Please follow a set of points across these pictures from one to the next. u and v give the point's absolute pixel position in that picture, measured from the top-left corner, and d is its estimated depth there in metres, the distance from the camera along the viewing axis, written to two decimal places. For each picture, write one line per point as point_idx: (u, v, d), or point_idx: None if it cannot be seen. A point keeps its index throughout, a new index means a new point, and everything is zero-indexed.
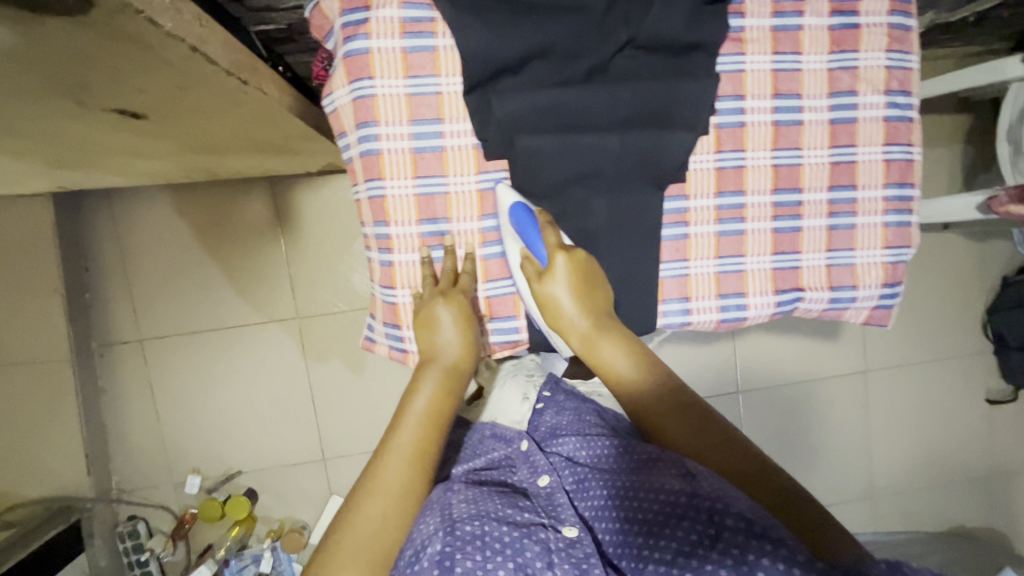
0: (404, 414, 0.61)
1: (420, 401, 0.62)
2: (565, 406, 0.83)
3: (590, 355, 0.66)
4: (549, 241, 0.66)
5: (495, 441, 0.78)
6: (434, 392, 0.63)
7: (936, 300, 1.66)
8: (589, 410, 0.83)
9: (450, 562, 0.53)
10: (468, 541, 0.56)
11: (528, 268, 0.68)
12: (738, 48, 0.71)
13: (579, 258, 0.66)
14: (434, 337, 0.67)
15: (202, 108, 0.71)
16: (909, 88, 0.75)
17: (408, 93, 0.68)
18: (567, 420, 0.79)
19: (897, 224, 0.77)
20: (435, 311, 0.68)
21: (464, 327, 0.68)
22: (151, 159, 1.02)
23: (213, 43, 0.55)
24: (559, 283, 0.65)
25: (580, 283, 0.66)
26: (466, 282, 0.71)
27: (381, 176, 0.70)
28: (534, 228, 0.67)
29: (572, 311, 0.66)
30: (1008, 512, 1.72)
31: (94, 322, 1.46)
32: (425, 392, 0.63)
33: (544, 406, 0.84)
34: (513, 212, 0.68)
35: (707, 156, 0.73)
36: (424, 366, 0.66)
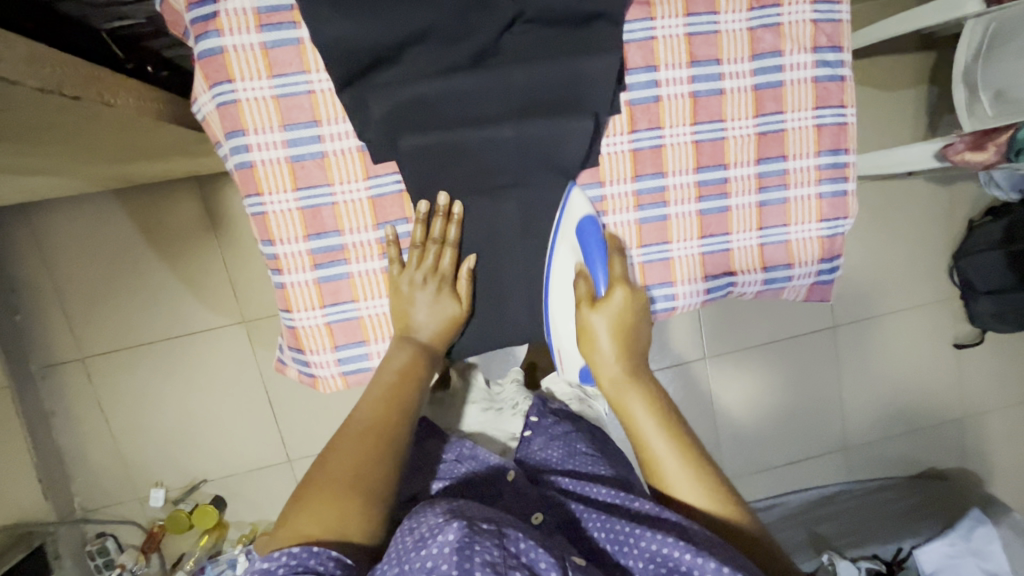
0: (382, 373, 0.64)
1: (396, 361, 0.64)
2: (555, 433, 0.79)
3: (616, 400, 0.64)
4: (612, 271, 0.67)
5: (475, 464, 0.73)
6: (405, 359, 0.64)
7: (904, 249, 1.62)
8: (579, 435, 0.80)
9: (471, 552, 0.46)
10: (486, 534, 0.49)
11: (580, 288, 0.66)
12: (646, 13, 0.64)
13: (635, 298, 0.67)
14: (404, 311, 0.66)
15: (49, 128, 0.63)
16: (840, 44, 0.68)
17: (276, 95, 0.61)
18: (558, 454, 0.76)
19: (832, 194, 0.71)
20: (414, 293, 0.65)
21: (441, 304, 0.66)
22: (40, 175, 0.94)
23: (9, 59, 0.46)
24: (606, 316, 0.65)
25: (624, 327, 0.65)
26: (445, 266, 0.65)
27: (258, 191, 0.63)
28: (602, 249, 0.66)
29: (607, 350, 0.65)
30: (977, 451, 1.75)
31: (29, 344, 1.39)
32: (403, 350, 0.65)
33: (531, 433, 0.80)
34: (581, 227, 0.66)
35: (621, 138, 0.67)
36: (400, 336, 0.66)
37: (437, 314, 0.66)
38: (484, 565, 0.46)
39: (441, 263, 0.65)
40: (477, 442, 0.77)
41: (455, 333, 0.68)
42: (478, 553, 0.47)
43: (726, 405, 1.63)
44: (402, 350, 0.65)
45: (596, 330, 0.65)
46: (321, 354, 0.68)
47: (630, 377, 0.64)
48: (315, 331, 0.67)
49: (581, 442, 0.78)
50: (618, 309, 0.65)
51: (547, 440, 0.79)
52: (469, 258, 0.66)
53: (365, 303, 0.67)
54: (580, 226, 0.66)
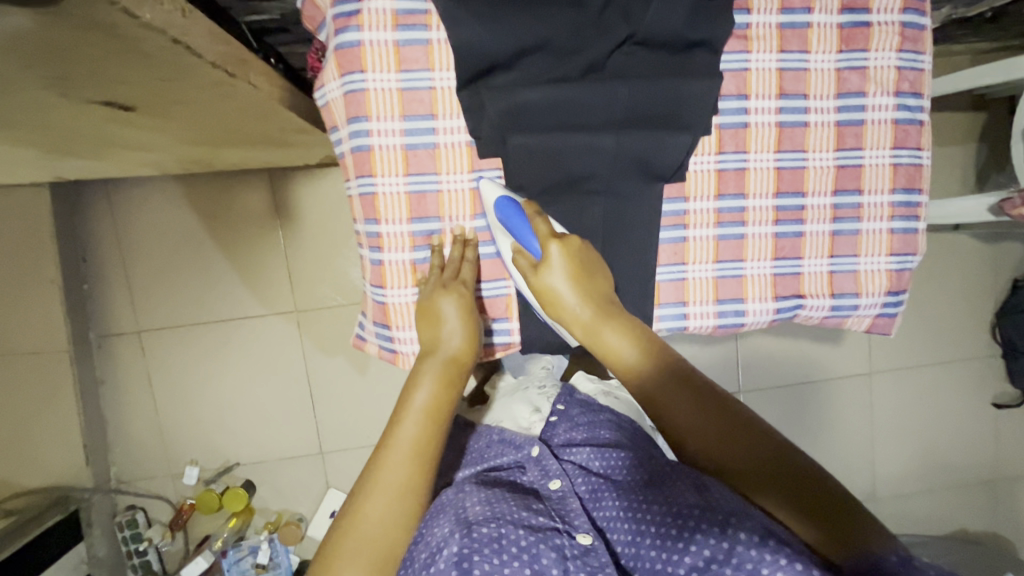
0: (405, 409, 0.61)
1: (420, 396, 0.62)
2: (578, 421, 0.84)
3: (596, 345, 0.63)
4: (539, 232, 0.64)
5: (503, 446, 0.80)
6: (434, 386, 0.62)
7: (946, 302, 1.63)
8: (603, 422, 0.84)
9: (469, 563, 0.54)
10: (485, 543, 0.56)
11: (523, 262, 0.66)
12: (742, 46, 0.69)
13: (574, 245, 0.64)
14: (436, 331, 0.67)
15: (191, 101, 0.69)
16: (920, 90, 0.72)
17: (400, 89, 0.66)
18: (581, 435, 0.81)
19: (903, 230, 0.75)
20: (437, 304, 0.67)
21: (467, 319, 0.68)
22: (148, 150, 1.02)
23: (196, 34, 0.53)
24: (556, 273, 0.63)
25: (576, 269, 0.64)
26: (468, 274, 0.70)
27: (371, 174, 0.68)
28: (522, 219, 0.65)
29: (572, 301, 0.63)
30: (1012, 518, 1.70)
31: (92, 312, 1.46)
32: (425, 386, 0.63)
33: (557, 419, 0.86)
34: (497, 207, 0.66)
35: (708, 158, 0.71)
36: (425, 358, 0.66)
37: (464, 329, 0.68)
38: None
39: (463, 272, 0.70)
40: (504, 429, 0.85)
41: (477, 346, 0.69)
42: (477, 563, 0.54)
43: None
44: (428, 368, 0.64)
45: (559, 291, 0.64)
46: (407, 331, 0.72)
47: (600, 317, 0.63)
48: (404, 308, 0.71)
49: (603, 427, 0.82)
50: (560, 261, 0.63)
51: (570, 426, 0.84)
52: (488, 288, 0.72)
53: None
54: (496, 207, 0.66)
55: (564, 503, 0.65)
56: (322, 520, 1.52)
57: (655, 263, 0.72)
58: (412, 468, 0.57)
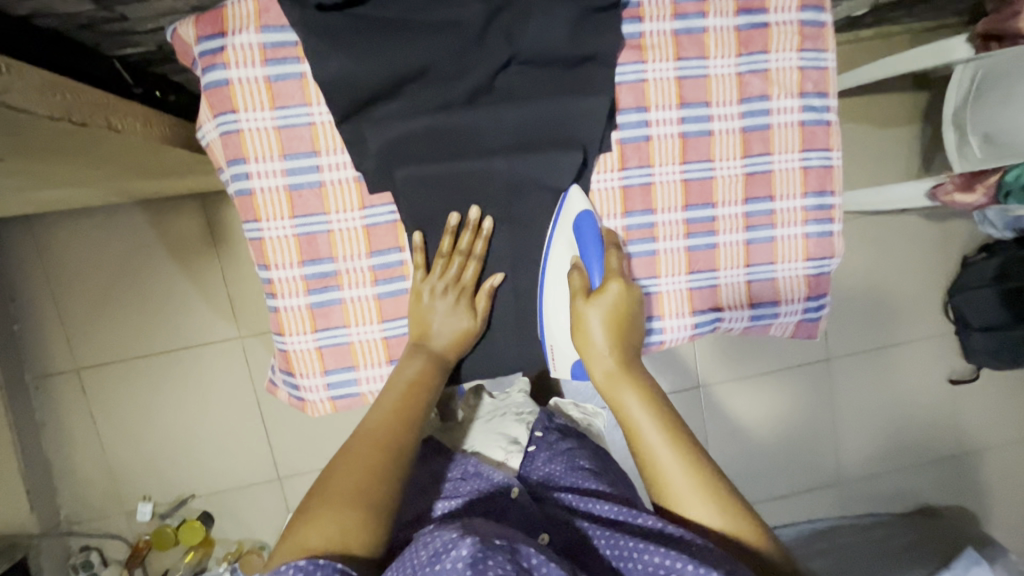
0: (393, 382, 0.63)
1: (408, 370, 0.63)
2: (557, 449, 0.80)
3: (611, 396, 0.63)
4: (610, 265, 0.66)
5: (478, 480, 0.72)
6: (421, 367, 0.64)
7: (899, 283, 1.64)
8: (581, 453, 0.80)
9: (485, 569, 0.44)
10: (499, 551, 0.47)
11: (574, 281, 0.65)
12: (637, 57, 0.66)
13: (632, 293, 0.66)
14: (427, 320, 0.66)
15: (57, 148, 0.65)
16: (825, 89, 0.70)
17: (277, 126, 0.63)
18: (561, 469, 0.76)
19: (818, 234, 0.72)
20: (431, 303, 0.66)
21: (456, 315, 0.66)
22: (49, 189, 0.97)
23: (21, 89, 0.48)
24: (601, 308, 0.64)
25: (620, 320, 0.65)
26: (468, 275, 0.66)
27: (256, 218, 0.64)
28: (598, 246, 0.66)
29: (600, 344, 0.64)
30: (973, 489, 1.73)
31: (25, 353, 1.40)
32: (415, 363, 0.64)
33: (536, 449, 0.80)
34: (580, 220, 0.66)
35: (611, 174, 0.68)
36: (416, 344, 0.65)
37: (453, 324, 0.66)
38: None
39: (464, 273, 0.66)
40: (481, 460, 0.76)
41: (467, 346, 0.67)
42: (493, 568, 0.45)
43: (719, 434, 1.62)
44: (415, 358, 0.64)
45: (628, 405, 0.62)
46: (311, 378, 0.69)
47: (623, 375, 0.63)
48: (305, 355, 0.68)
49: (582, 458, 0.79)
50: (611, 303, 0.64)
51: (549, 457, 0.78)
52: (493, 275, 0.67)
53: (356, 328, 0.68)
54: (578, 221, 0.66)
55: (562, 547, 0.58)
56: None
57: None
58: (391, 438, 0.57)
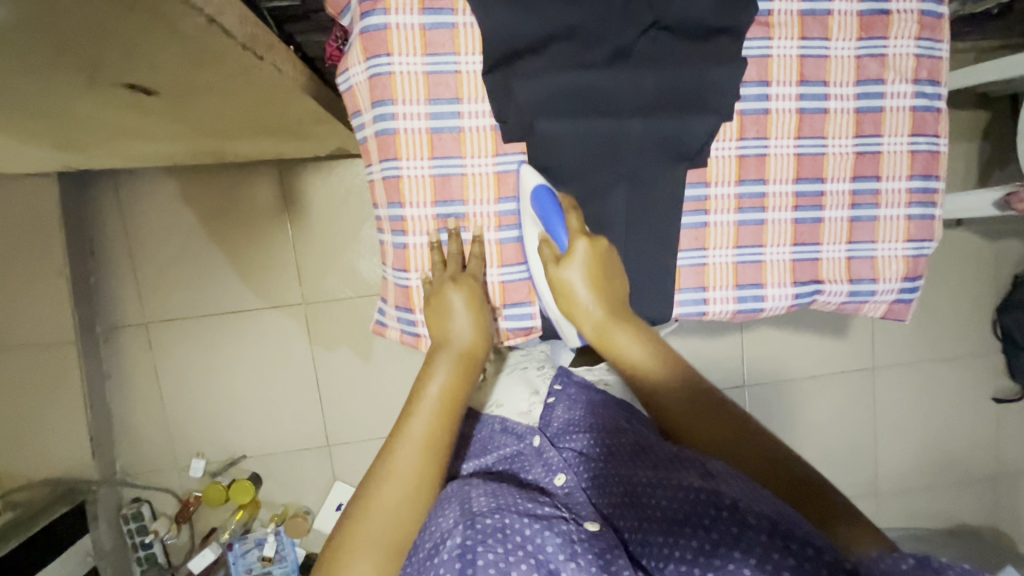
0: (419, 399, 0.62)
1: (434, 385, 0.62)
2: (576, 399, 0.78)
3: (602, 343, 0.66)
4: (571, 226, 0.64)
5: (506, 436, 0.76)
6: (449, 377, 0.63)
7: (947, 299, 1.66)
8: (602, 399, 0.78)
9: (473, 555, 0.53)
10: (489, 533, 0.55)
11: (545, 251, 0.65)
12: (765, 32, 0.69)
13: (600, 247, 0.64)
14: (447, 324, 0.66)
15: (216, 87, 0.71)
16: (938, 78, 0.72)
17: (426, 72, 0.67)
18: (580, 415, 0.75)
19: (920, 216, 0.75)
20: (446, 296, 0.67)
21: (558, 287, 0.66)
22: (163, 140, 1.03)
23: (228, 15, 0.54)
24: (577, 268, 0.63)
25: (596, 272, 0.64)
26: (475, 267, 0.70)
27: (396, 156, 0.68)
28: (556, 209, 0.64)
29: (585, 298, 0.64)
30: (1011, 510, 1.73)
31: (100, 304, 1.45)
32: (438, 376, 0.63)
33: (554, 400, 0.79)
34: (536, 195, 0.64)
35: (730, 143, 0.71)
36: (438, 350, 0.65)
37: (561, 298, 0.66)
38: (489, 563, 0.53)
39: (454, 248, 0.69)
40: (507, 419, 0.80)
41: (489, 336, 0.68)
42: (482, 555, 0.53)
43: None
44: (444, 362, 0.64)
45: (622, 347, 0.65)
46: None
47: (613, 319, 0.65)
48: None
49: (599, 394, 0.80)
50: (583, 260, 0.63)
51: (568, 406, 0.78)
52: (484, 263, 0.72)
53: None
54: (534, 194, 0.65)
55: (570, 499, 0.63)
56: (328, 514, 1.52)
57: (675, 250, 0.72)
58: (422, 464, 0.58)
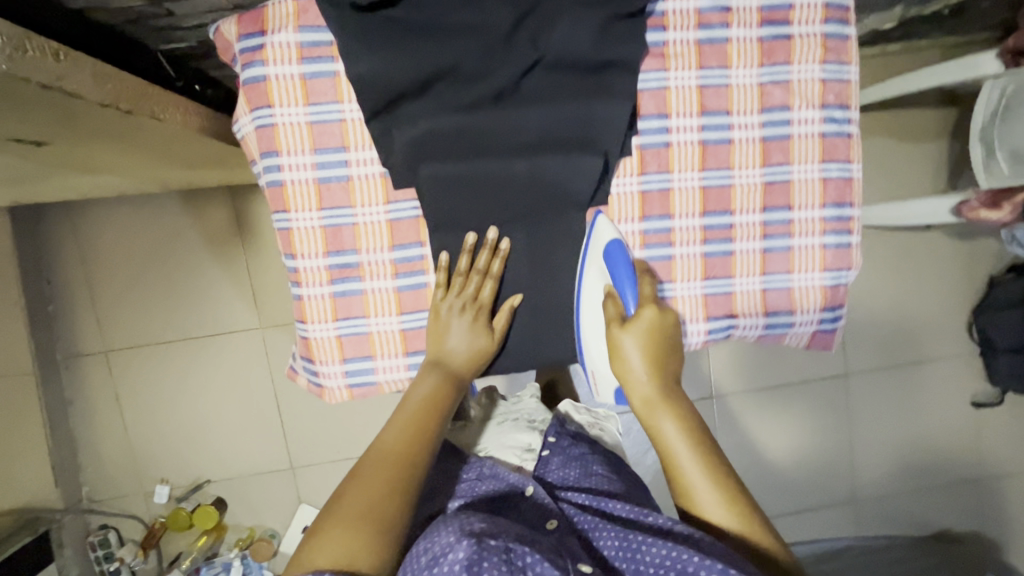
0: (404, 403, 0.65)
1: (420, 391, 0.65)
2: (571, 454, 0.81)
3: (647, 420, 0.65)
4: (642, 291, 0.67)
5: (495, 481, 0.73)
6: (428, 389, 0.65)
7: (922, 302, 1.61)
8: (596, 459, 0.81)
9: (479, 569, 0.48)
10: (494, 552, 0.50)
11: (610, 309, 0.68)
12: (660, 64, 0.67)
13: (666, 320, 0.67)
14: (439, 342, 0.67)
15: (105, 137, 0.69)
16: (847, 102, 0.70)
17: (310, 121, 0.65)
18: (576, 476, 0.77)
19: (836, 245, 0.72)
20: (445, 321, 0.67)
21: (474, 335, 0.68)
22: (92, 176, 1.02)
23: (74, 76, 0.53)
24: (636, 335, 0.66)
25: (654, 351, 0.66)
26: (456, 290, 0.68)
27: (285, 209, 0.67)
28: (629, 270, 0.67)
29: (639, 371, 0.65)
30: (995, 515, 1.69)
31: (59, 333, 1.45)
32: (427, 381, 0.66)
33: (549, 454, 0.81)
34: (609, 249, 0.67)
35: (631, 179, 0.69)
36: (431, 366, 0.67)
37: (470, 344, 0.67)
38: None
39: (481, 293, 0.67)
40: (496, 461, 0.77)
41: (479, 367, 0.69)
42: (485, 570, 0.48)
43: (731, 448, 1.60)
44: (429, 378, 0.66)
45: (665, 432, 0.63)
46: (330, 366, 0.70)
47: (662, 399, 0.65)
48: (325, 343, 0.69)
49: (596, 464, 0.79)
50: (646, 328, 0.66)
51: (564, 461, 0.80)
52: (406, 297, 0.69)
53: (376, 319, 0.69)
54: (609, 249, 0.67)
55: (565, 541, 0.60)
56: (295, 537, 1.52)
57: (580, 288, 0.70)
58: (400, 456, 0.59)
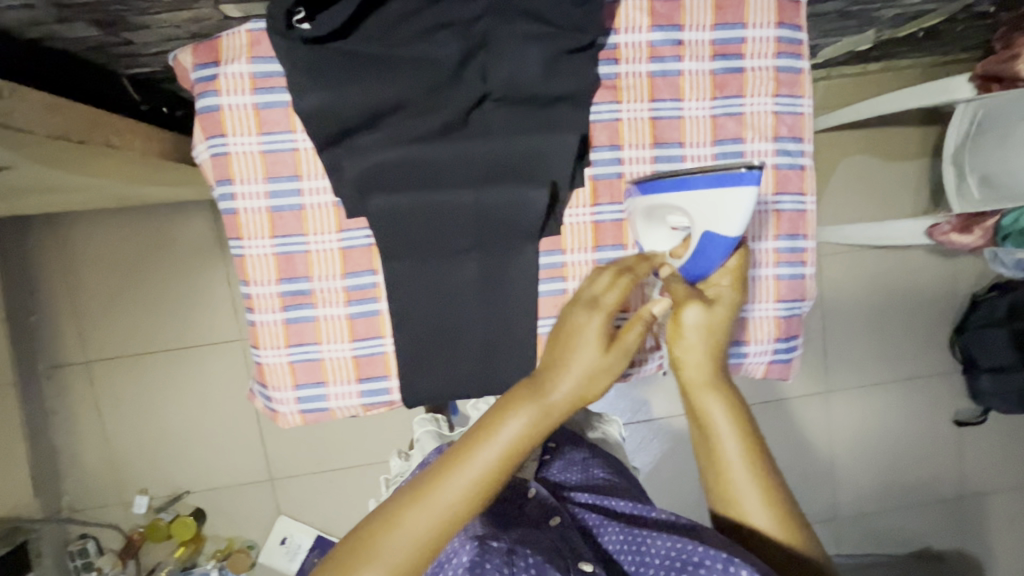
0: (488, 436, 0.53)
1: (507, 431, 0.53)
2: (573, 459, 0.81)
3: (695, 405, 0.62)
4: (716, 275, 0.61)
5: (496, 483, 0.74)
6: (524, 429, 0.53)
7: (903, 319, 1.61)
8: (597, 462, 0.81)
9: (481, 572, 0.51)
10: (496, 554, 0.53)
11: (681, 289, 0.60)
12: (612, 96, 0.68)
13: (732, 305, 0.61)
14: (564, 349, 0.55)
15: (64, 164, 0.70)
16: (800, 134, 0.71)
17: (263, 151, 0.66)
18: (576, 479, 0.77)
19: (790, 277, 0.73)
20: (575, 323, 0.55)
21: (600, 351, 0.55)
22: (67, 194, 1.03)
23: (20, 110, 0.53)
24: (704, 320, 0.60)
25: (715, 338, 0.60)
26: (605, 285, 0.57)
27: (238, 236, 0.67)
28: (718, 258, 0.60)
29: (694, 355, 0.61)
30: (977, 534, 1.68)
31: (41, 343, 1.46)
32: (515, 421, 0.53)
33: (550, 458, 0.81)
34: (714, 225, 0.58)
35: (583, 210, 0.70)
36: (527, 396, 0.54)
37: (590, 366, 0.54)
38: None
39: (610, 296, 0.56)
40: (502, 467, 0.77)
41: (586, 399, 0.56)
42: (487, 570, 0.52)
43: None
44: (525, 410, 0.53)
45: (714, 420, 0.61)
46: (283, 391, 0.71)
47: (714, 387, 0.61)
48: (278, 369, 0.70)
49: (597, 468, 0.79)
50: (714, 313, 0.60)
51: (565, 465, 0.80)
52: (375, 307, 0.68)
53: (328, 346, 0.70)
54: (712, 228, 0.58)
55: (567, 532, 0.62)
56: (273, 548, 1.53)
57: (532, 317, 0.70)
58: (462, 505, 0.52)
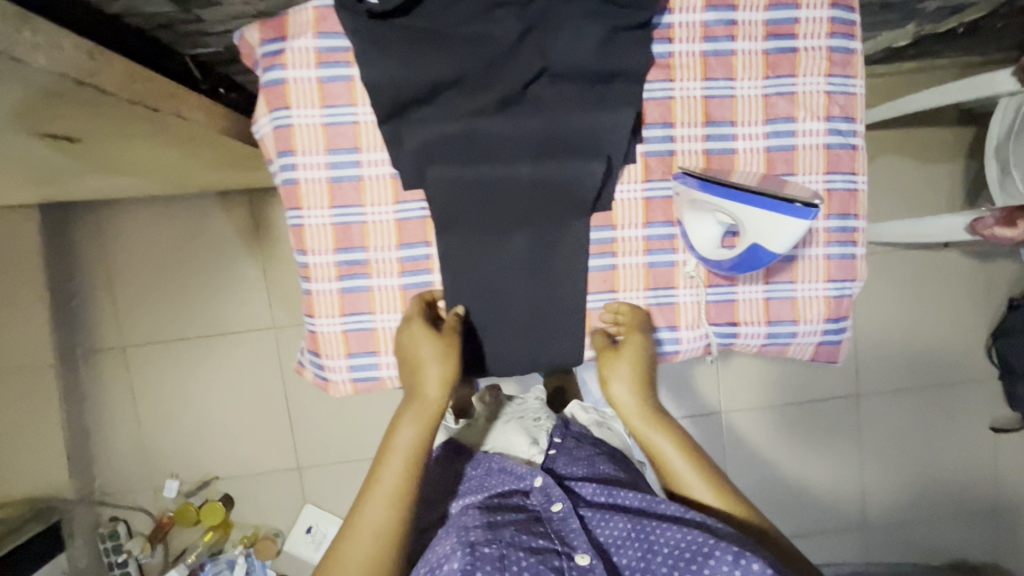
0: (390, 449, 0.66)
1: (404, 436, 0.66)
2: (578, 454, 0.80)
3: (641, 432, 0.72)
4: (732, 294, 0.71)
5: (503, 476, 0.76)
6: (416, 430, 0.66)
7: (937, 322, 1.58)
8: (602, 458, 0.81)
9: None
10: (488, 560, 0.59)
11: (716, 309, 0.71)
12: (665, 75, 0.69)
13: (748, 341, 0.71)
14: (414, 374, 0.67)
15: (130, 136, 0.73)
16: (852, 115, 0.71)
17: (325, 123, 0.68)
18: (582, 472, 0.77)
19: (841, 256, 0.72)
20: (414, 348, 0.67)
21: (444, 359, 0.67)
22: (119, 177, 1.06)
23: (104, 74, 0.56)
24: (630, 364, 0.71)
25: (643, 378, 0.71)
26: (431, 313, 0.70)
27: (298, 206, 0.69)
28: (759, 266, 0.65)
29: (630, 394, 0.71)
30: (1013, 546, 1.63)
31: (80, 327, 1.49)
32: (408, 425, 0.66)
33: (555, 453, 0.80)
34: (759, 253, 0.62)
35: (635, 186, 0.71)
36: (407, 405, 0.67)
37: (441, 371, 0.67)
38: None
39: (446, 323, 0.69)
40: (506, 458, 0.79)
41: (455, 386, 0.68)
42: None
43: (739, 465, 1.58)
44: (405, 423, 0.66)
45: (660, 445, 0.71)
46: (335, 360, 0.72)
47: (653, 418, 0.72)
48: (332, 337, 0.71)
49: (603, 463, 0.80)
50: (635, 358, 0.71)
51: (569, 459, 0.79)
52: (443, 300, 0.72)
53: (381, 316, 0.71)
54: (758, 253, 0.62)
55: (565, 526, 0.65)
56: (298, 536, 1.53)
57: (583, 291, 0.71)
58: (388, 517, 0.63)
